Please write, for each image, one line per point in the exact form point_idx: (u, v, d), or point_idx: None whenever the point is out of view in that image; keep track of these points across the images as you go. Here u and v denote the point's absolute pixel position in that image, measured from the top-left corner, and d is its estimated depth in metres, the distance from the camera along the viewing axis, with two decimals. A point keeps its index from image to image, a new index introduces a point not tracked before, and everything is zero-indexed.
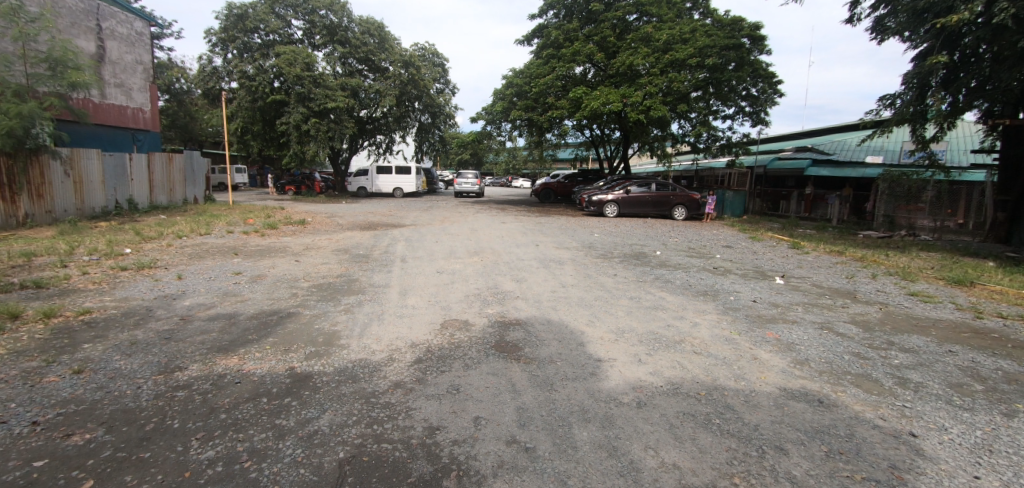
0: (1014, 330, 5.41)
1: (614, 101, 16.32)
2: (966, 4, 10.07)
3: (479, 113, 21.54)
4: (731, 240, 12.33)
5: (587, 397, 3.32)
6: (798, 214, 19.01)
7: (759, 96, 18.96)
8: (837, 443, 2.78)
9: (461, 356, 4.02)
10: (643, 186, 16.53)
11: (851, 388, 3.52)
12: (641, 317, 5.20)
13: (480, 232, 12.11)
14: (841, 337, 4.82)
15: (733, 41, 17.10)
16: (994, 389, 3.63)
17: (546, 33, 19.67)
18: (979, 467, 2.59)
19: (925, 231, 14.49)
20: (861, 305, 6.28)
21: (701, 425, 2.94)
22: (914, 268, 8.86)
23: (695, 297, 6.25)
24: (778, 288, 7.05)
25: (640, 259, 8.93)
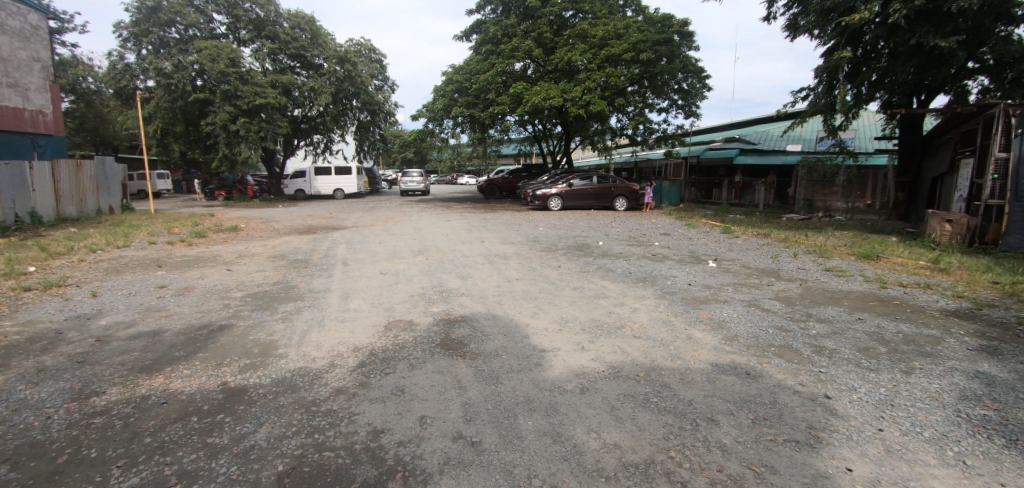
0: (913, 296, 6.01)
1: (555, 96, 16.59)
2: (865, 4, 11.02)
3: (420, 110, 21.18)
4: (669, 228, 12.86)
5: (532, 387, 3.37)
6: (730, 201, 20.13)
7: (689, 90, 19.98)
8: (762, 410, 2.98)
9: (406, 356, 3.96)
10: (585, 179, 16.94)
11: (775, 359, 3.79)
12: (583, 306, 5.32)
13: (425, 230, 11.95)
14: (766, 312, 5.18)
15: (665, 37, 17.81)
16: (896, 350, 4.02)
17: (484, 29, 19.61)
18: (882, 421, 2.86)
19: (840, 212, 15.87)
20: (784, 283, 6.75)
21: (640, 405, 3.06)
22: (830, 246, 9.62)
23: (635, 284, 6.48)
24: (711, 271, 7.45)
25: (583, 250, 9.15)
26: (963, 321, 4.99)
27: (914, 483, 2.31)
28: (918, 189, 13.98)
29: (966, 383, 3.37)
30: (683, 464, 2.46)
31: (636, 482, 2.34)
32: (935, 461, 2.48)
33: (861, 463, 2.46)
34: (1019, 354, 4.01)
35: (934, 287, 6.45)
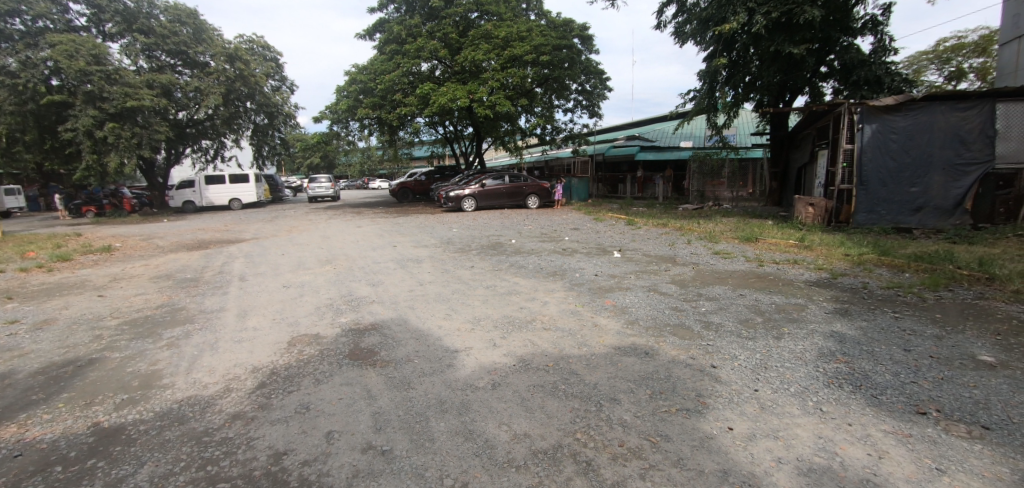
0: (784, 271, 6.80)
1: (462, 97, 16.54)
2: (735, 15, 12.29)
3: (322, 112, 20.12)
4: (578, 222, 13.38)
5: (443, 388, 3.35)
6: (633, 195, 21.39)
7: (591, 91, 20.86)
8: (659, 385, 3.22)
9: (311, 372, 3.75)
10: (497, 179, 17.11)
11: (670, 338, 4.09)
12: (496, 303, 5.39)
13: (333, 238, 11.40)
14: (663, 296, 5.57)
15: (565, 41, 18.42)
16: (769, 319, 4.55)
17: (387, 28, 19.06)
18: (758, 382, 3.21)
19: (727, 202, 17.64)
20: (680, 267, 7.31)
21: (549, 393, 3.16)
22: (719, 232, 10.56)
23: (545, 278, 6.67)
24: (615, 261, 7.88)
25: (496, 249, 9.25)
26: (822, 289, 5.75)
27: (782, 433, 2.62)
28: (787, 178, 15.81)
29: (824, 343, 3.89)
30: (587, 444, 2.58)
31: (545, 467, 2.42)
32: (799, 412, 2.83)
33: (739, 422, 2.74)
34: (863, 313, 4.71)
35: (800, 262, 7.33)
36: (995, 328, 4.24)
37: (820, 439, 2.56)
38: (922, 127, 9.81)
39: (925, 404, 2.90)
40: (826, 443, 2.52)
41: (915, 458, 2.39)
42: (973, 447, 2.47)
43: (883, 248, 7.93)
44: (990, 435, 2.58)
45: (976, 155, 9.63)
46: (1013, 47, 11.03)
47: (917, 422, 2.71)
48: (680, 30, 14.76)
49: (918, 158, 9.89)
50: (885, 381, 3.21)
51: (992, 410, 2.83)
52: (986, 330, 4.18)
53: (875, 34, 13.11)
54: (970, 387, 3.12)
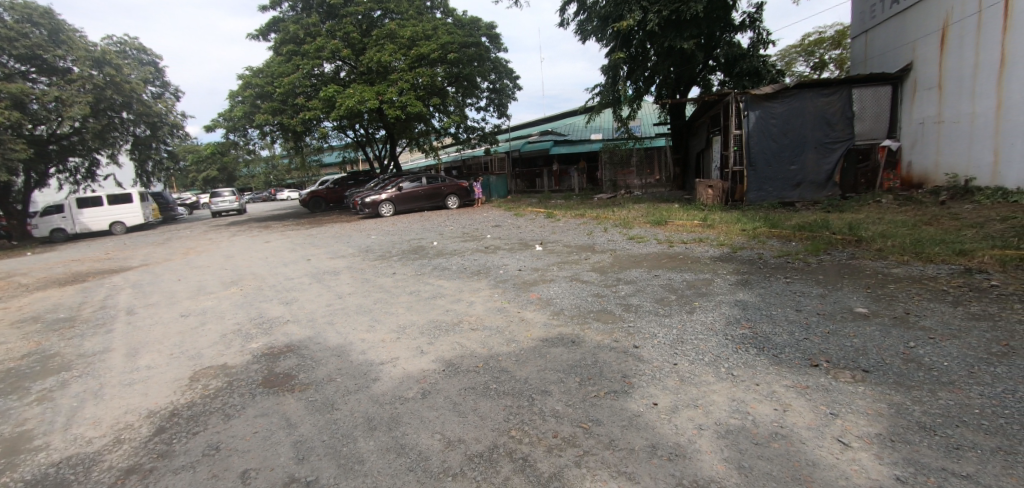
0: (692, 250, 7.27)
1: (370, 99, 15.94)
2: (630, 13, 12.97)
3: (215, 120, 18.46)
4: (499, 219, 13.44)
5: (370, 404, 3.18)
6: (550, 188, 22.06)
7: (501, 89, 20.96)
8: (586, 371, 3.28)
9: (218, 407, 3.41)
10: (415, 181, 16.69)
11: (594, 324, 4.21)
12: (420, 309, 5.23)
13: (238, 257, 10.52)
14: (585, 284, 5.74)
15: (472, 39, 18.34)
16: (681, 296, 4.84)
17: (282, 28, 17.93)
18: (677, 357, 3.38)
19: (637, 188, 18.56)
20: (598, 255, 7.57)
21: (481, 394, 3.12)
22: (632, 218, 11.06)
23: (469, 278, 6.60)
24: (538, 254, 7.99)
25: (418, 253, 9.02)
26: (725, 263, 6.23)
27: (701, 401, 2.78)
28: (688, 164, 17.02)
29: (729, 312, 4.20)
30: (523, 441, 2.57)
31: (482, 471, 2.37)
32: (713, 379, 3.02)
33: (663, 396, 2.87)
34: (760, 282, 5.14)
35: (705, 241, 7.86)
36: (866, 283, 4.81)
37: (733, 402, 2.75)
38: (796, 112, 10.94)
39: (817, 357, 3.22)
40: (739, 405, 2.71)
41: (813, 406, 2.64)
42: (858, 390, 2.77)
43: (773, 221, 8.74)
44: (870, 377, 2.91)
45: (840, 134, 10.93)
46: (862, 40, 12.61)
47: (811, 374, 2.99)
48: (582, 28, 15.26)
49: (795, 140, 11.02)
50: (783, 340, 3.52)
51: (869, 355, 3.20)
52: (859, 285, 4.74)
53: (753, 30, 14.37)
54: (851, 337, 3.50)
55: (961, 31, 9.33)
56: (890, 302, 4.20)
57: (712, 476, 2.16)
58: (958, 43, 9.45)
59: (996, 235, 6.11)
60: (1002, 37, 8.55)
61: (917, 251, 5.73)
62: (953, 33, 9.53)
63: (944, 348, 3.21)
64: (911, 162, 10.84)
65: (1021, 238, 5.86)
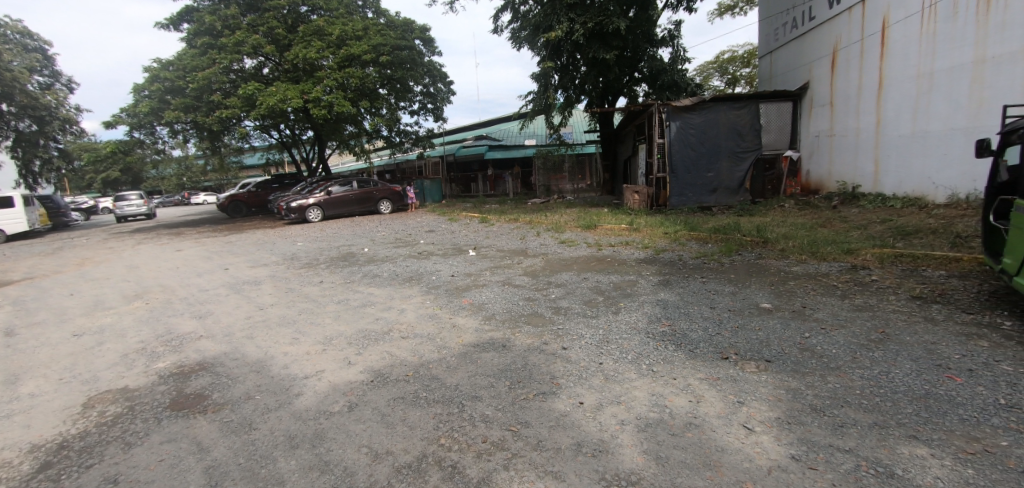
0: (619, 252, 7.59)
1: (294, 98, 15.18)
2: (559, 23, 13.41)
3: (116, 116, 16.81)
4: (433, 224, 13.29)
5: (292, 421, 3.03)
6: (485, 193, 22.24)
7: (435, 93, 20.67)
8: (517, 375, 3.33)
9: (117, 436, 3.09)
10: (345, 185, 16.13)
11: (525, 327, 4.28)
12: (348, 318, 5.06)
13: (144, 267, 9.63)
14: (517, 288, 5.82)
15: (405, 42, 18.00)
16: (607, 297, 5.04)
17: (197, 18, 16.71)
18: (602, 356, 3.52)
19: (569, 193, 19.15)
20: (530, 258, 7.71)
21: (410, 404, 3.07)
22: (563, 222, 11.36)
23: (401, 285, 6.48)
24: (471, 259, 7.99)
25: (347, 260, 8.73)
26: (648, 265, 6.57)
27: (623, 398, 2.91)
28: (616, 170, 17.77)
29: (651, 311, 4.43)
30: (452, 448, 2.56)
31: (410, 482, 2.33)
32: (635, 375, 3.17)
33: (589, 395, 2.98)
34: (680, 282, 5.47)
35: (631, 244, 8.24)
36: (770, 281, 5.25)
37: (653, 396, 2.90)
38: (711, 123, 11.74)
39: (727, 350, 3.47)
40: (658, 398, 2.87)
41: (723, 396, 2.85)
42: (761, 378, 3.03)
43: (692, 225, 9.32)
44: (772, 366, 3.19)
45: (749, 145, 11.86)
46: (768, 59, 13.79)
47: (722, 366, 3.22)
48: (515, 35, 15.49)
49: (711, 149, 11.81)
50: (698, 336, 3.77)
51: (771, 345, 3.50)
52: (765, 282, 5.18)
53: (673, 44, 15.27)
54: (757, 330, 3.81)
55: (848, 55, 10.45)
56: (790, 297, 4.62)
57: (632, 469, 2.27)
58: (846, 65, 10.56)
59: (876, 235, 6.91)
60: (879, 63, 9.67)
61: (813, 250, 6.35)
62: (842, 57, 10.66)
63: (833, 337, 3.59)
64: (809, 170, 11.98)
65: (896, 238, 6.67)
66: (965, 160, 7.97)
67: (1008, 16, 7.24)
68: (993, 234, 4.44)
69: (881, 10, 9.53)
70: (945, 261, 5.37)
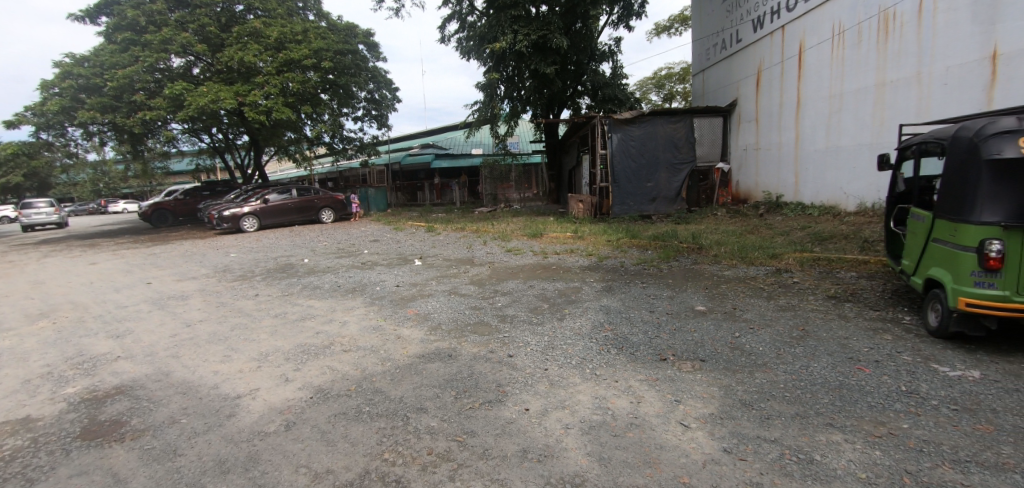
0: (564, 260, 7.75)
1: (227, 100, 14.41)
2: (503, 34, 13.64)
3: (20, 115, 15.27)
4: (378, 234, 13.00)
5: (222, 445, 2.85)
6: (432, 202, 22.10)
7: (380, 100, 20.18)
8: (462, 384, 3.31)
9: (15, 472, 2.76)
10: (283, 193, 15.43)
11: (471, 336, 4.26)
12: (287, 333, 4.82)
13: (54, 283, 8.77)
14: (463, 296, 5.80)
15: (347, 47, 17.52)
16: (553, 304, 5.12)
17: (118, 11, 15.56)
18: (547, 362, 3.57)
19: (516, 202, 19.36)
20: (476, 267, 7.70)
21: (352, 419, 2.97)
22: (509, 231, 11.45)
23: (343, 296, 6.28)
24: (417, 269, 7.88)
25: (285, 271, 8.36)
26: (591, 271, 6.75)
27: (567, 402, 2.96)
28: (562, 179, 18.16)
29: (594, 316, 4.55)
30: (396, 462, 2.50)
31: None
32: (579, 379, 3.24)
33: (534, 401, 3.00)
34: (622, 287, 5.66)
35: (575, 251, 8.44)
36: (705, 285, 5.54)
37: (596, 399, 2.98)
38: (650, 135, 12.26)
39: (665, 351, 3.63)
40: (601, 401, 2.94)
41: (661, 395, 2.97)
42: (696, 377, 3.18)
43: (633, 232, 9.66)
44: (705, 365, 3.36)
45: (685, 157, 12.46)
46: (701, 77, 14.65)
47: (661, 367, 3.35)
48: (461, 45, 15.56)
49: (650, 160, 12.31)
50: (638, 339, 3.91)
51: (705, 345, 3.70)
52: (700, 286, 5.46)
53: (613, 60, 15.86)
54: (692, 332, 4.01)
55: (771, 75, 11.30)
56: (722, 300, 4.90)
57: (576, 471, 2.31)
58: (769, 85, 11.41)
59: (798, 241, 7.45)
60: (797, 83, 10.50)
61: (742, 255, 6.76)
62: (765, 77, 11.51)
63: (759, 336, 3.84)
64: (739, 181, 12.80)
65: (814, 243, 7.23)
66: (868, 173, 8.74)
67: (902, 45, 8.01)
68: (893, 239, 4.92)
69: (797, 35, 10.38)
70: (855, 263, 5.88)
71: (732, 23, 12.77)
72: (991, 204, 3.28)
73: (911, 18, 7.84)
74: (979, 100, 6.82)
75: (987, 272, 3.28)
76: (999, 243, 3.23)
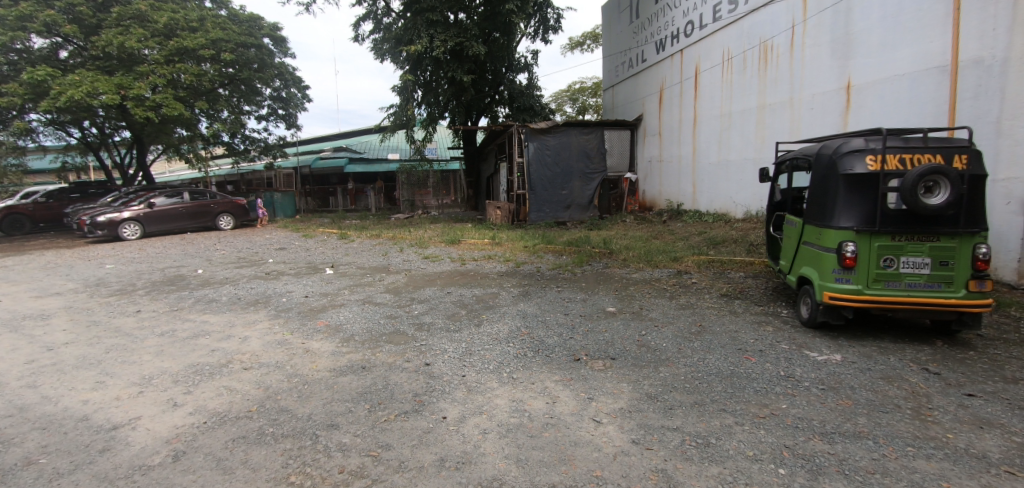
0: (481, 266, 7.77)
1: (105, 91, 12.82)
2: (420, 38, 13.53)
3: None
4: (284, 241, 12.22)
5: (93, 484, 2.49)
6: (345, 207, 21.44)
7: (288, 99, 18.83)
8: (377, 396, 3.20)
9: None
10: (173, 196, 13.99)
11: (386, 346, 4.14)
12: (175, 352, 4.37)
13: None
14: (378, 306, 5.61)
15: (252, 39, 16.22)
16: (470, 310, 5.11)
17: None
18: (464, 368, 3.56)
19: (434, 209, 19.16)
20: (393, 275, 7.48)
21: (253, 443, 2.75)
22: (426, 238, 11.28)
23: (244, 309, 5.81)
24: (328, 278, 7.48)
25: (175, 283, 7.57)
26: (509, 277, 6.83)
27: (485, 407, 2.97)
28: (480, 186, 18.31)
29: (511, 321, 4.61)
30: (304, 485, 2.35)
31: None
32: (496, 384, 3.27)
33: (452, 409, 2.98)
34: (538, 292, 5.80)
35: (493, 257, 8.51)
36: (615, 287, 5.82)
37: (513, 402, 3.02)
38: (564, 145, 12.71)
39: (578, 352, 3.76)
40: (518, 404, 2.99)
41: (575, 394, 3.07)
42: (607, 375, 3.34)
43: (548, 239, 9.94)
44: (615, 363, 3.54)
45: (597, 167, 13.06)
46: (611, 92, 15.48)
47: (575, 368, 3.48)
48: (377, 46, 15.11)
49: (564, 169, 12.74)
50: (554, 341, 4.02)
51: (615, 345, 3.89)
52: (610, 289, 5.74)
53: (529, 71, 16.26)
54: (603, 332, 4.20)
55: (672, 93, 12.23)
56: (630, 301, 5.18)
57: (493, 475, 2.32)
58: (671, 102, 12.32)
59: (696, 245, 8.08)
60: (694, 102, 11.46)
61: (648, 259, 7.21)
62: (667, 95, 12.43)
63: (663, 332, 4.12)
64: (645, 190, 13.69)
65: (709, 247, 7.88)
66: (752, 185, 9.73)
67: (778, 73, 9.03)
68: (773, 243, 5.52)
69: (694, 58, 11.33)
70: (743, 265, 6.51)
71: (638, 43, 13.63)
72: (846, 212, 3.80)
73: (784, 50, 8.87)
74: (836, 125, 7.86)
75: (845, 269, 3.78)
76: (852, 245, 3.74)
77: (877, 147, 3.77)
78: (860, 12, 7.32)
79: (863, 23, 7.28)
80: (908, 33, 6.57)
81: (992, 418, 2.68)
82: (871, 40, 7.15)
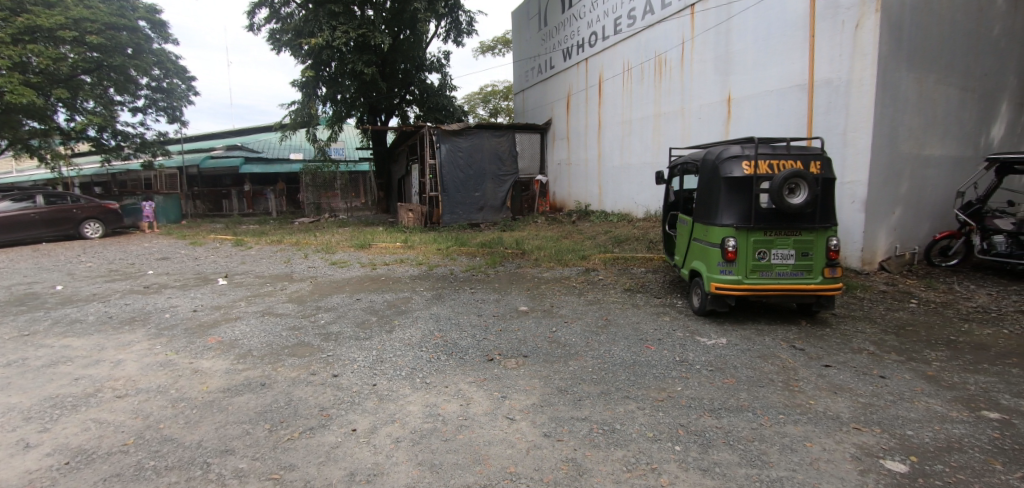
0: (393, 271, 7.57)
1: None
2: (320, 30, 12.97)
3: None
4: (167, 250, 10.99)
5: None
6: (242, 211, 19.94)
7: (170, 90, 16.80)
8: (279, 414, 2.99)
9: None
10: (21, 200, 12.03)
11: (288, 360, 3.88)
12: (27, 384, 3.75)
13: None
14: (279, 317, 5.25)
15: (126, 22, 14.22)
16: (381, 317, 4.96)
17: None
18: (375, 377, 3.44)
19: (342, 212, 18.43)
20: (296, 284, 7.04)
21: (131, 479, 2.45)
22: (333, 243, 10.75)
23: (118, 329, 5.15)
24: (221, 289, 6.86)
25: (27, 303, 6.50)
26: (421, 280, 6.72)
27: (397, 415, 2.90)
28: (392, 187, 17.84)
29: (424, 326, 4.54)
30: None
31: None
32: (409, 390, 3.20)
33: (362, 420, 2.87)
34: (451, 294, 5.77)
35: (405, 261, 8.32)
36: (527, 287, 5.94)
37: (427, 407, 2.98)
38: (476, 147, 12.76)
39: (492, 352, 3.80)
40: (431, 409, 2.95)
41: (488, 394, 3.11)
42: (520, 372, 3.41)
43: (461, 241, 9.92)
44: (527, 360, 3.62)
45: (508, 169, 13.28)
46: (522, 96, 15.83)
47: (488, 368, 3.51)
48: (274, 37, 14.17)
49: (477, 171, 12.79)
50: (467, 343, 4.02)
51: (527, 343, 3.97)
52: (522, 288, 5.86)
53: (440, 72, 16.09)
54: (516, 331, 4.28)
55: (578, 99, 12.78)
56: (542, 299, 5.34)
57: (406, 484, 2.27)
58: (577, 108, 12.87)
59: (601, 244, 8.50)
60: (598, 109, 12.06)
61: (558, 259, 7.45)
62: (574, 101, 12.96)
63: (572, 328, 4.30)
64: (555, 192, 14.16)
65: (614, 245, 8.32)
66: (650, 186, 10.43)
67: (671, 85, 9.79)
68: (669, 240, 5.97)
69: (598, 67, 11.93)
70: (644, 261, 6.98)
71: (546, 50, 14.08)
72: (727, 210, 4.22)
73: (675, 63, 9.62)
74: (719, 133, 8.67)
75: (727, 262, 4.19)
76: (734, 240, 4.16)
77: (751, 153, 4.24)
78: (737, 33, 8.16)
79: (740, 43, 8.12)
80: (776, 53, 7.43)
81: (844, 384, 3.12)
82: (746, 58, 8.00)
